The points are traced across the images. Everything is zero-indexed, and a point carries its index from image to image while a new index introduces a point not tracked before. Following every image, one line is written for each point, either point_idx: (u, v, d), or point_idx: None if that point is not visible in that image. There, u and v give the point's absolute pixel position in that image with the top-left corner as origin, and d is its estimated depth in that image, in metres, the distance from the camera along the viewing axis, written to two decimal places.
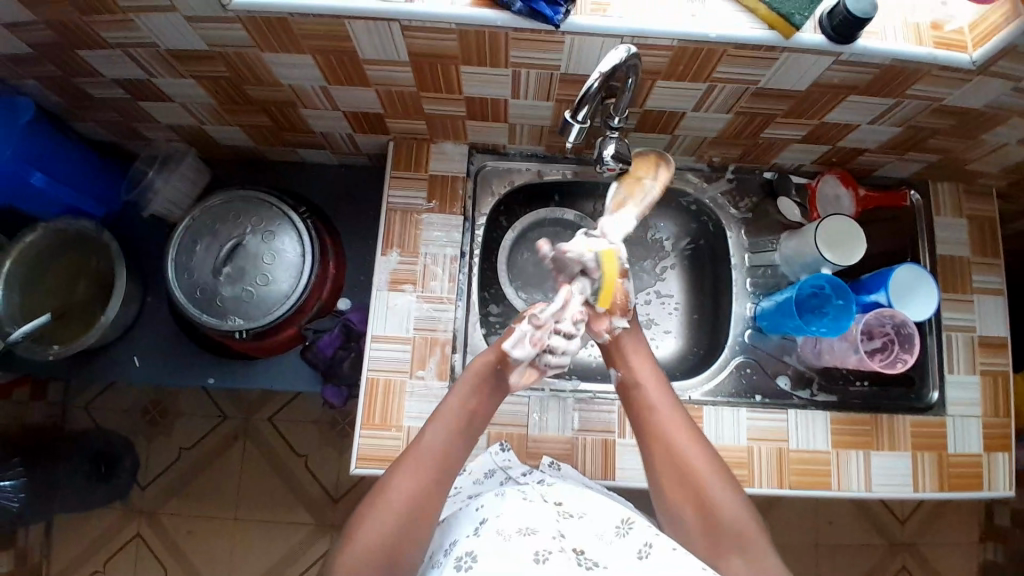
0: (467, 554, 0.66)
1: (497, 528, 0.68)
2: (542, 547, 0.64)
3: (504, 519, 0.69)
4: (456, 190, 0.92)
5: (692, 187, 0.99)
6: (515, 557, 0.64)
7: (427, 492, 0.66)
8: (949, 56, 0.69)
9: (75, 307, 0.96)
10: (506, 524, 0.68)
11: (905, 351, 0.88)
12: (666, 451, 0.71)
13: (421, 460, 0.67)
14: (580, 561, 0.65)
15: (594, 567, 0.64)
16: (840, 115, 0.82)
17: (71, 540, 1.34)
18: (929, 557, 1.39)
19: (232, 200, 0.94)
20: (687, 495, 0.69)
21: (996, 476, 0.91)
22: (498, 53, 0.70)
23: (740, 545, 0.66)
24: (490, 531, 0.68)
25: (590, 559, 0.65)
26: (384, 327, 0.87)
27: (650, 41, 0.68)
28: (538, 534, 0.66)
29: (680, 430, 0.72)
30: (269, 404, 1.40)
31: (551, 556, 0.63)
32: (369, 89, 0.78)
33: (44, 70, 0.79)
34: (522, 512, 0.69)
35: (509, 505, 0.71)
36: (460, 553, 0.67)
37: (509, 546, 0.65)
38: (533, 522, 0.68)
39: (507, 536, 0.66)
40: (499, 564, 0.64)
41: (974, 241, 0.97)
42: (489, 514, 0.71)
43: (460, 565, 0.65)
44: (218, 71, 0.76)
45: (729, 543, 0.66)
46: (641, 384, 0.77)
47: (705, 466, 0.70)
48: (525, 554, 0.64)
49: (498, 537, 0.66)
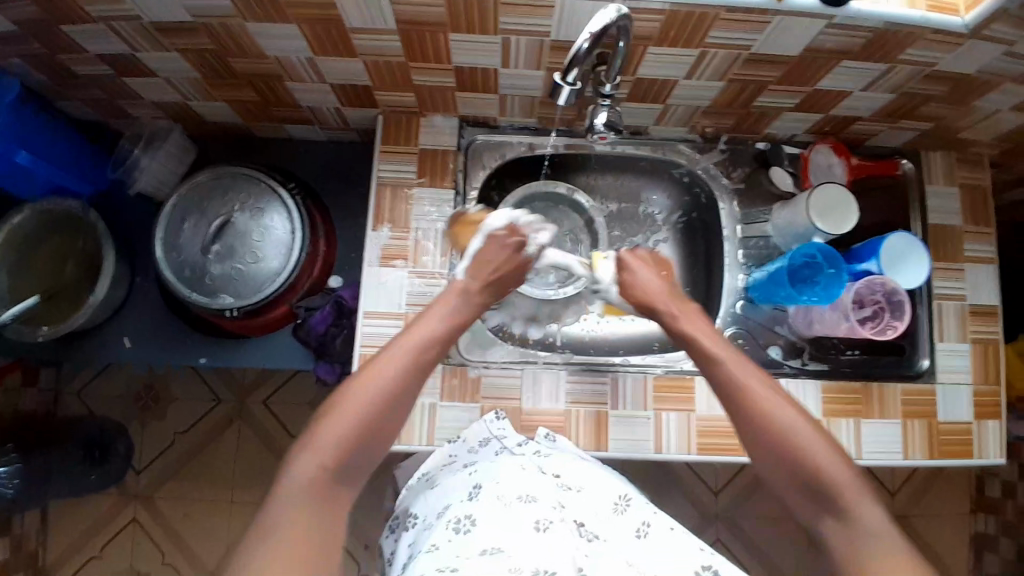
0: (466, 518, 0.66)
1: (496, 494, 0.69)
2: (542, 517, 0.66)
3: (503, 486, 0.70)
4: (447, 165, 0.91)
5: (685, 159, 0.98)
6: (516, 524, 0.64)
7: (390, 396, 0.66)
8: (942, 18, 0.69)
9: (65, 288, 0.95)
10: (506, 492, 0.69)
11: (896, 318, 0.89)
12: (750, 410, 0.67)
13: (392, 361, 0.67)
14: (582, 533, 0.68)
15: (595, 540, 0.68)
16: (833, 82, 0.81)
17: (68, 524, 1.34)
18: (920, 528, 1.41)
19: (218, 175, 0.93)
20: (780, 457, 0.65)
21: (986, 443, 0.92)
22: (487, 20, 0.69)
23: (836, 507, 0.62)
24: (489, 498, 0.68)
25: (590, 532, 0.69)
26: (377, 303, 0.86)
27: (641, 5, 0.67)
28: (539, 504, 0.67)
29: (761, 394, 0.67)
30: (263, 387, 1.39)
31: (552, 526, 0.65)
32: (357, 60, 0.77)
33: (24, 45, 0.78)
34: (521, 481, 0.71)
35: (507, 472, 0.72)
36: (456, 517, 0.67)
37: (510, 512, 0.66)
38: (533, 491, 0.70)
39: (507, 502, 0.67)
40: (499, 529, 0.64)
41: (966, 210, 0.97)
42: (487, 481, 0.71)
43: (459, 528, 0.65)
44: (202, 43, 0.75)
45: (824, 505, 0.63)
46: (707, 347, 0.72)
47: (796, 424, 0.65)
48: (526, 520, 0.65)
49: (498, 503, 0.67)
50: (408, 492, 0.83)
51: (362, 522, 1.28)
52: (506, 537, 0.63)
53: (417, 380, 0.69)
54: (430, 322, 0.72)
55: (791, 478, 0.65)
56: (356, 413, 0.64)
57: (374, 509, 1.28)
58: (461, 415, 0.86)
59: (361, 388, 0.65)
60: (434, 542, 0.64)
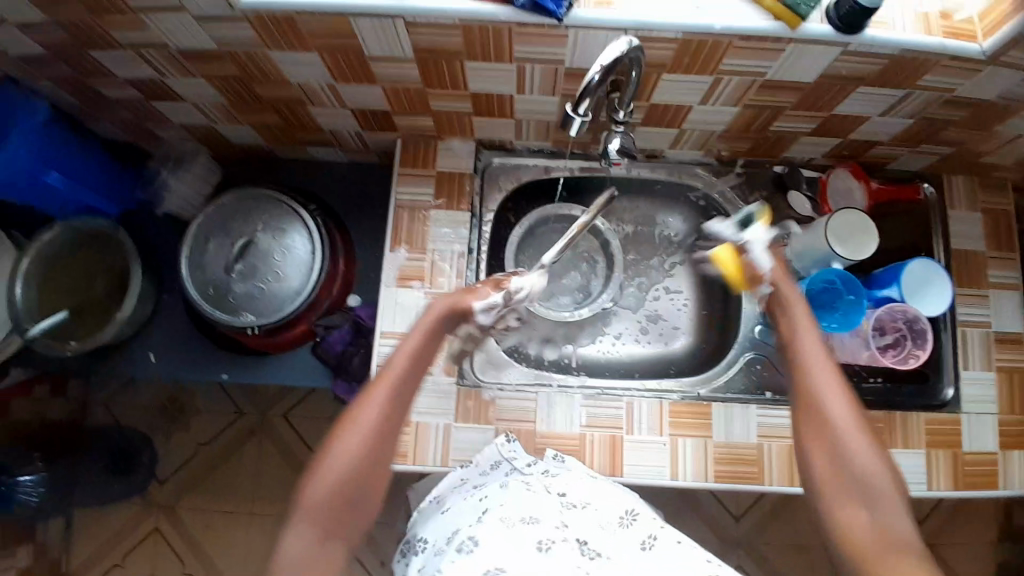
0: (471, 540, 0.67)
1: (499, 516, 0.69)
2: (544, 536, 0.66)
3: (507, 509, 0.70)
4: (464, 186, 0.92)
5: (701, 182, 0.98)
6: (516, 543, 0.65)
7: (386, 425, 0.65)
8: (960, 45, 0.68)
9: (94, 304, 0.99)
10: (509, 513, 0.69)
11: (918, 346, 0.88)
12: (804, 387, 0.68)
13: (378, 392, 0.66)
14: (583, 551, 0.66)
15: (598, 558, 0.66)
16: (851, 107, 0.81)
17: (92, 533, 1.37)
18: (948, 559, 1.37)
19: (243, 197, 0.95)
20: (822, 435, 0.65)
21: (1013, 476, 0.89)
22: (502, 48, 0.70)
23: (868, 499, 0.62)
24: (493, 520, 0.69)
25: (592, 550, 0.67)
26: (393, 323, 0.88)
27: (653, 33, 0.67)
28: (541, 524, 0.68)
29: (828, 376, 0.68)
30: (282, 402, 1.41)
31: (555, 545, 0.65)
32: (375, 86, 0.79)
33: (60, 71, 0.81)
34: (526, 502, 0.71)
35: (514, 492, 0.73)
36: (461, 538, 0.68)
37: (511, 533, 0.66)
38: (536, 512, 0.70)
39: (510, 523, 0.68)
40: (501, 547, 0.65)
41: (990, 236, 0.95)
42: (492, 505, 0.72)
43: (462, 549, 0.66)
44: (226, 70, 0.77)
45: (858, 497, 0.63)
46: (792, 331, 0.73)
47: (843, 412, 0.65)
48: (528, 541, 0.66)
49: (500, 524, 0.68)
50: (419, 515, 0.83)
51: (377, 539, 1.29)
52: (508, 558, 0.64)
53: (407, 401, 0.68)
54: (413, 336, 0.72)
55: (823, 458, 0.65)
56: (355, 442, 0.63)
57: (389, 527, 1.29)
58: (474, 436, 0.87)
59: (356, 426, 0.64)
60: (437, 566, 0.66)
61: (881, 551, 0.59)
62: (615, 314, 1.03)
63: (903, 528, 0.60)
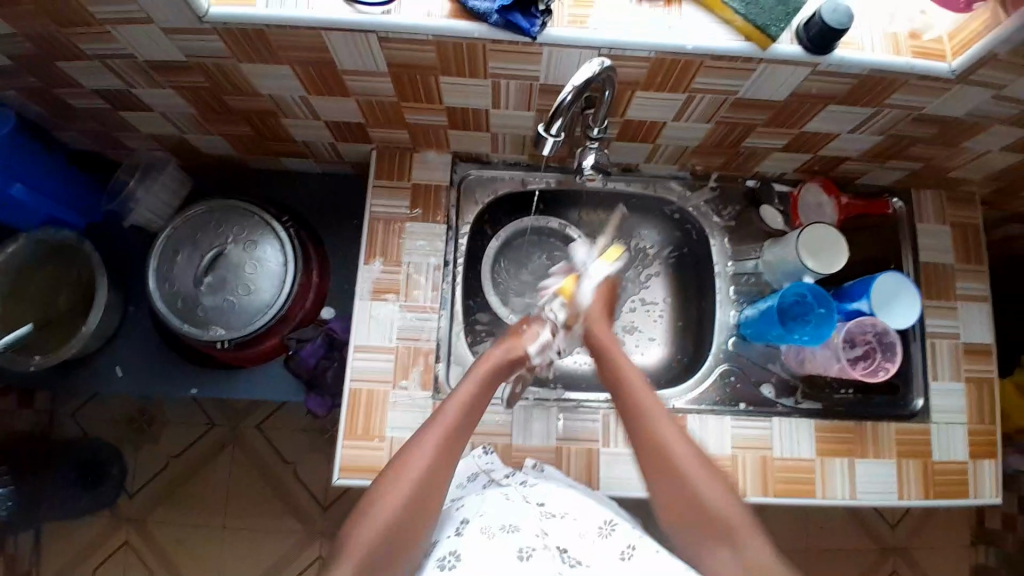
0: (453, 557, 0.67)
1: (480, 526, 0.70)
2: (525, 544, 0.67)
3: (487, 518, 0.71)
4: (440, 199, 0.92)
5: (675, 196, 0.99)
6: (503, 554, 0.66)
7: (440, 465, 0.69)
8: (926, 65, 0.70)
9: (59, 318, 0.96)
10: (489, 523, 0.70)
11: (887, 360, 0.89)
12: (646, 434, 0.72)
13: (433, 432, 0.70)
14: (564, 559, 0.68)
15: (578, 566, 0.68)
16: (820, 124, 0.82)
17: (58, 549, 1.33)
18: (920, 561, 1.40)
19: (213, 209, 0.94)
20: (673, 486, 0.69)
21: (981, 483, 0.92)
22: (477, 64, 0.70)
23: (724, 535, 0.66)
24: (473, 531, 0.69)
25: (573, 557, 0.69)
26: (368, 337, 0.87)
27: (627, 53, 0.68)
28: (521, 533, 0.69)
29: (666, 426, 0.71)
30: (256, 412, 1.39)
31: (535, 553, 0.67)
32: (350, 99, 0.78)
33: (23, 81, 0.79)
34: (504, 512, 0.72)
35: (492, 503, 0.73)
36: (443, 554, 0.68)
37: (494, 544, 0.68)
38: (515, 521, 0.70)
39: (490, 534, 0.69)
40: (485, 560, 0.66)
41: (958, 248, 0.97)
42: (470, 515, 0.72)
43: (444, 566, 0.66)
44: (197, 81, 0.76)
45: (720, 540, 0.66)
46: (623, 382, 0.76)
47: (682, 454, 0.69)
48: (509, 549, 0.67)
49: (481, 535, 0.69)
50: None
51: None
52: (492, 570, 0.65)
53: (462, 444, 0.72)
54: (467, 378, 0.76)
55: (678, 505, 0.68)
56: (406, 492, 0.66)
57: None
58: None
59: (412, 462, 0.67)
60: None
61: None
62: None
63: (764, 554, 0.65)
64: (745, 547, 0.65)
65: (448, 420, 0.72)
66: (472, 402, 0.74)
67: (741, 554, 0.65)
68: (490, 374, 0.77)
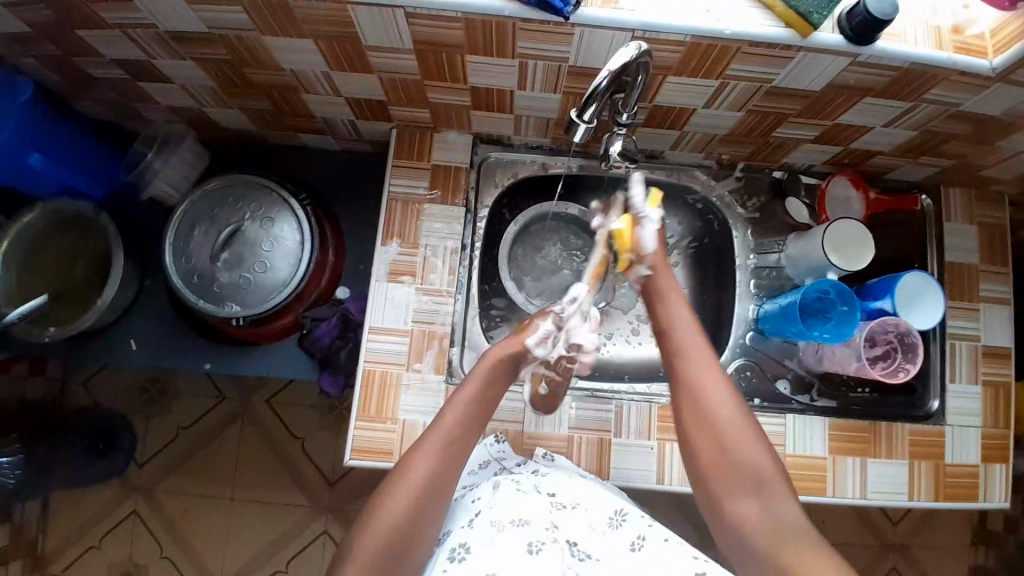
0: (461, 547, 0.68)
1: (489, 519, 0.70)
2: (535, 538, 0.67)
3: (497, 509, 0.71)
4: (459, 181, 0.90)
5: (700, 185, 0.97)
6: (511, 551, 0.66)
7: (447, 463, 0.71)
8: (969, 62, 0.67)
9: (74, 288, 0.95)
10: (500, 514, 0.70)
11: (908, 360, 0.87)
12: (691, 387, 0.75)
13: (440, 428, 0.72)
14: (572, 552, 0.69)
15: (587, 560, 0.68)
16: (854, 117, 0.80)
17: (68, 514, 1.35)
18: (921, 559, 1.39)
19: (231, 183, 0.93)
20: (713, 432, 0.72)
21: (992, 487, 0.90)
22: (505, 43, 0.68)
23: (751, 485, 0.70)
24: (483, 523, 0.70)
25: (582, 551, 0.69)
26: (383, 318, 0.86)
27: (662, 36, 0.66)
28: (531, 526, 0.68)
29: (711, 378, 0.74)
30: (266, 386, 1.39)
31: (544, 547, 0.67)
32: (373, 75, 0.76)
33: (41, 48, 0.78)
34: (515, 502, 0.71)
35: (503, 494, 0.72)
36: (453, 545, 0.69)
37: (504, 538, 0.68)
38: (526, 514, 0.70)
39: (500, 528, 0.69)
40: (492, 555, 0.67)
41: (984, 248, 0.95)
42: (482, 507, 0.72)
43: (454, 557, 0.68)
44: (218, 54, 0.74)
45: (750, 492, 0.70)
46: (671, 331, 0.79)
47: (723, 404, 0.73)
48: (519, 543, 0.67)
49: (491, 528, 0.69)
50: None
51: None
52: (501, 563, 0.66)
53: (470, 439, 0.73)
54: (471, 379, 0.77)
55: (714, 452, 0.72)
56: (413, 490, 0.68)
57: None
58: None
59: (421, 459, 0.70)
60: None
61: (776, 538, 0.67)
62: (607, 315, 1.03)
63: (792, 512, 0.68)
64: (771, 503, 0.69)
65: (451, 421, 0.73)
66: (472, 403, 0.75)
67: (766, 506, 0.69)
68: (494, 370, 0.79)
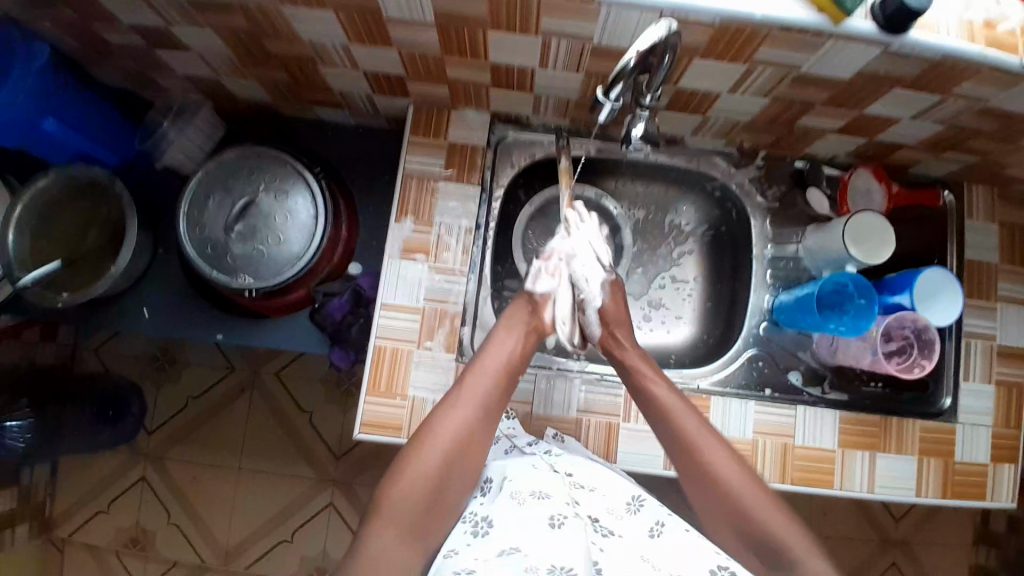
0: (484, 522, 0.68)
1: (511, 492, 0.70)
2: (555, 513, 0.66)
3: (515, 485, 0.71)
4: (475, 160, 0.89)
5: (719, 172, 0.96)
6: (532, 523, 0.65)
7: (478, 420, 0.73)
8: (1001, 57, 0.66)
9: (87, 255, 0.95)
10: (520, 489, 0.70)
11: (924, 356, 0.86)
12: (715, 487, 0.72)
13: (467, 400, 0.73)
14: (597, 528, 0.69)
15: (611, 535, 0.69)
16: (882, 108, 0.78)
17: (78, 478, 1.37)
18: (921, 556, 1.39)
19: (246, 153, 0.92)
20: (748, 532, 0.70)
21: (999, 486, 0.90)
22: (529, 19, 0.66)
23: None
24: (504, 497, 0.70)
25: (605, 527, 0.70)
26: (395, 296, 0.85)
27: (691, 17, 0.64)
28: (551, 499, 0.68)
29: (736, 474, 0.72)
30: (275, 359, 1.40)
31: (566, 521, 0.66)
32: (392, 50, 0.75)
33: (58, 12, 0.77)
34: (534, 479, 0.71)
35: (520, 471, 0.73)
36: (476, 519, 0.69)
37: (524, 510, 0.67)
38: (545, 488, 0.70)
39: (520, 500, 0.68)
40: (514, 528, 0.66)
41: (1005, 248, 0.93)
42: (502, 480, 0.72)
43: (478, 533, 0.67)
44: (236, 23, 0.73)
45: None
46: (684, 430, 0.75)
47: (745, 486, 0.72)
48: (541, 516, 0.66)
49: (511, 501, 0.69)
50: None
51: None
52: (524, 533, 0.64)
53: (494, 415, 0.75)
54: (496, 351, 0.78)
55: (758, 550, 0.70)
56: (435, 458, 0.69)
57: None
58: None
59: (453, 418, 0.72)
60: (454, 547, 0.66)
61: None
62: None
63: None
64: None
65: (479, 386, 0.75)
66: (497, 367, 0.76)
67: None
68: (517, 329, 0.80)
